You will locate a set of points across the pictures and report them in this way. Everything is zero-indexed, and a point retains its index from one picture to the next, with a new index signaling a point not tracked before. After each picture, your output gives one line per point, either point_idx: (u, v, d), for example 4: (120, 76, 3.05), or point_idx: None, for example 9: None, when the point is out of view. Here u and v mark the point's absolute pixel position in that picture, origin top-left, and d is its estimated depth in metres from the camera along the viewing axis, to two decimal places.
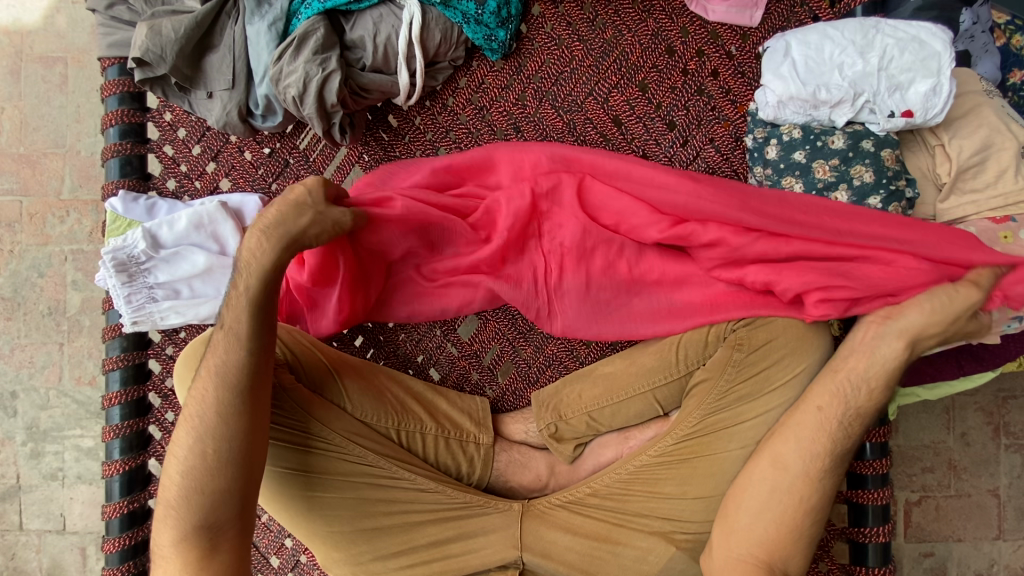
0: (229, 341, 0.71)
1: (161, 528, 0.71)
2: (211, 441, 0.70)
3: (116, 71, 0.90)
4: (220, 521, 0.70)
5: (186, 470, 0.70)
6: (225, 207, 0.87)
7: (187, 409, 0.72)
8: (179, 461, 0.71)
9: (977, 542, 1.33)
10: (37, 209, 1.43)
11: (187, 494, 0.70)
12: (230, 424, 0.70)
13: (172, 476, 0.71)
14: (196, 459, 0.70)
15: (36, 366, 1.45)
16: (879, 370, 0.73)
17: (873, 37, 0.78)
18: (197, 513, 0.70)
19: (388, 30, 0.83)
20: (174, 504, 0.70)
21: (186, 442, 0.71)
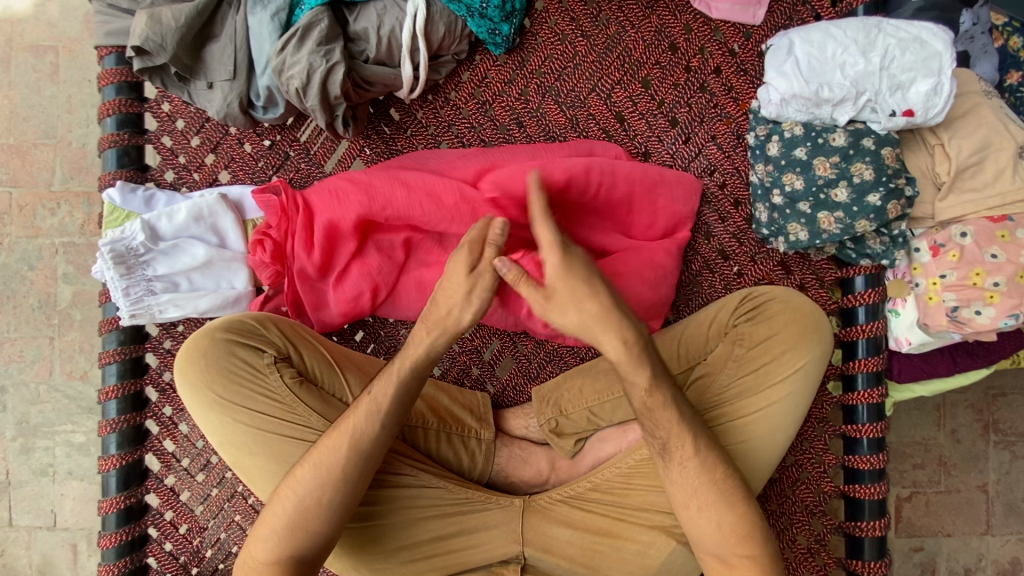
0: (371, 409, 0.73)
1: (254, 548, 0.72)
2: (325, 489, 0.71)
3: (114, 60, 0.89)
4: (306, 556, 0.71)
5: (296, 505, 0.71)
6: (225, 199, 0.87)
7: (315, 453, 0.73)
8: (291, 495, 0.72)
9: (965, 536, 1.36)
10: (27, 201, 1.41)
11: (289, 527, 0.71)
12: (353, 479, 0.72)
13: (277, 505, 0.72)
14: (315, 493, 0.71)
15: (26, 361, 1.43)
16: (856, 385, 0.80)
17: (875, 36, 0.78)
18: (295, 545, 0.71)
19: (392, 22, 0.82)
20: (274, 533, 0.71)
21: (302, 483, 0.71)
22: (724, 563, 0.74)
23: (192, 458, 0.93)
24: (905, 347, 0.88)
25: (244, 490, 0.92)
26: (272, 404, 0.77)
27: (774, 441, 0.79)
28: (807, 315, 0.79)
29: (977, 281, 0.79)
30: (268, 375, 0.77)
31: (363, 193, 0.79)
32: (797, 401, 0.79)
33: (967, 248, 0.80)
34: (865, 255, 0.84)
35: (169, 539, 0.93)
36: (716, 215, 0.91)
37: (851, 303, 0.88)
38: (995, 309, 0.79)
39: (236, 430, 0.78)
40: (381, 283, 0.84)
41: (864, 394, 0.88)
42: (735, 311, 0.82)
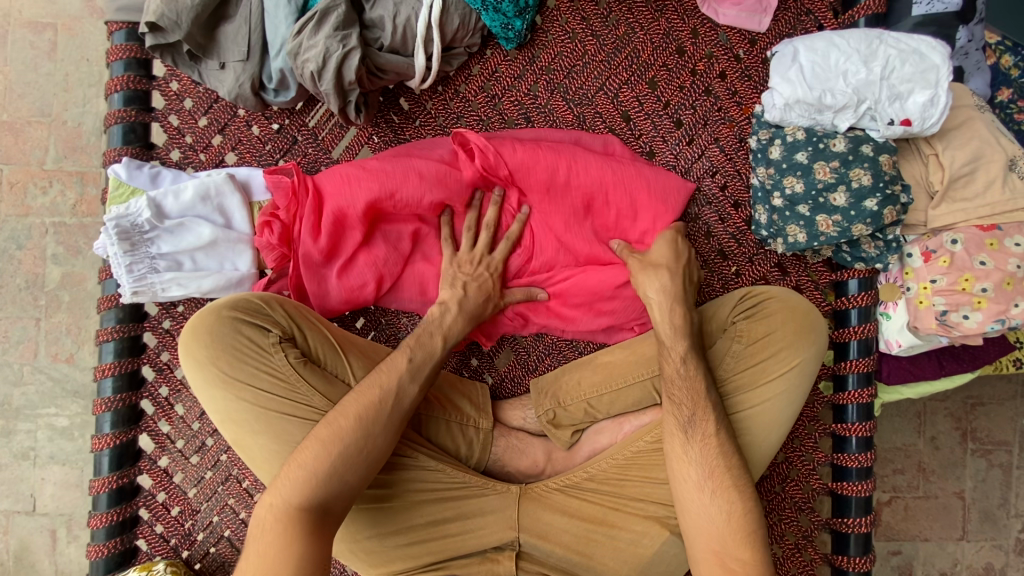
0: (413, 371, 0.77)
1: (277, 491, 0.70)
2: (370, 438, 0.73)
3: (124, 36, 0.89)
4: (335, 505, 0.71)
5: (331, 453, 0.71)
6: (232, 179, 0.87)
7: (351, 401, 0.75)
8: (331, 442, 0.72)
9: (942, 541, 1.39)
10: (18, 178, 1.38)
11: (321, 473, 0.71)
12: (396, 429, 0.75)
13: (307, 452, 0.72)
14: (311, 470, 0.71)
15: (10, 341, 1.40)
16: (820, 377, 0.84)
17: (876, 47, 0.81)
18: (327, 492, 0.70)
19: (407, 11, 0.83)
20: (308, 479, 0.70)
21: (343, 433, 0.72)
22: (723, 563, 0.74)
23: (187, 440, 0.92)
24: (895, 349, 0.91)
25: (238, 474, 0.91)
26: (275, 382, 0.77)
27: (768, 436, 0.81)
28: (804, 314, 0.82)
29: (967, 287, 0.82)
30: (273, 355, 0.77)
31: (379, 173, 0.80)
32: (791, 398, 0.81)
33: (957, 254, 0.83)
34: (859, 259, 0.87)
35: (160, 521, 0.92)
36: (716, 216, 0.93)
37: (844, 305, 0.90)
38: (982, 313, 0.82)
39: (238, 407, 0.77)
40: (386, 274, 0.85)
41: (853, 394, 0.90)
42: (734, 309, 0.84)
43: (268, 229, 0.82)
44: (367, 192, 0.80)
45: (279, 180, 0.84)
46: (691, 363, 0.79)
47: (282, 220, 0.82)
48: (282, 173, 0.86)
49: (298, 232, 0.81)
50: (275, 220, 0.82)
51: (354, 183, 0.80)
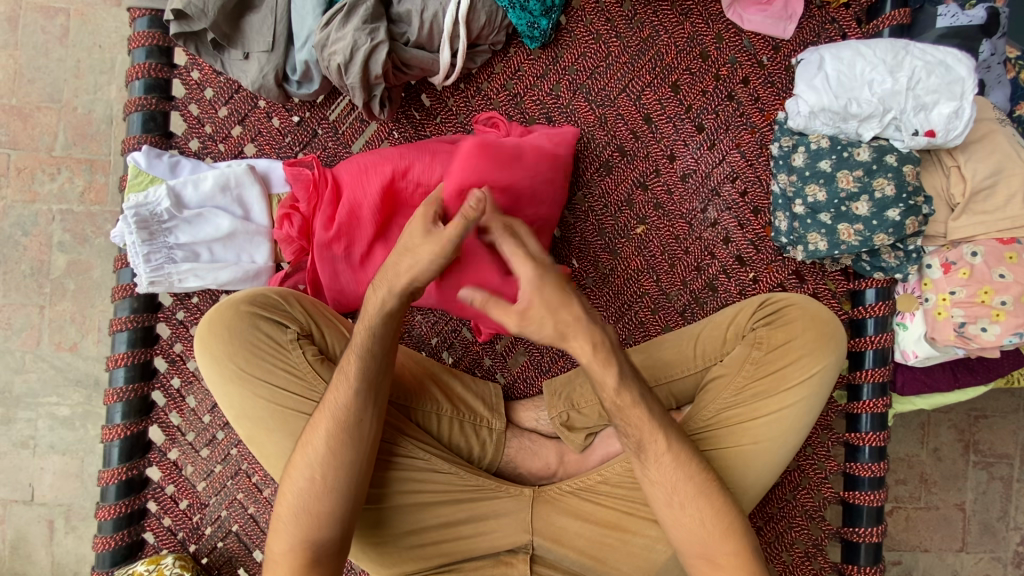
0: (346, 381, 0.72)
1: (276, 536, 0.72)
2: (332, 466, 0.71)
3: (146, 24, 0.88)
4: (324, 539, 0.71)
5: (301, 492, 0.71)
6: (253, 171, 0.86)
7: (306, 437, 0.73)
8: (297, 482, 0.72)
9: (941, 552, 1.40)
10: (26, 164, 1.37)
11: (298, 513, 0.71)
12: (345, 454, 0.71)
13: (286, 495, 0.72)
14: (326, 474, 0.71)
15: (13, 329, 1.38)
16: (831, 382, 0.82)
17: (902, 58, 0.81)
18: (309, 529, 0.71)
19: (435, 7, 0.82)
20: (289, 523, 0.71)
21: (303, 468, 0.72)
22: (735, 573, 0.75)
23: (197, 433, 0.91)
24: (911, 359, 0.91)
25: (248, 468, 0.90)
26: (291, 379, 0.77)
27: (786, 444, 0.81)
28: (823, 322, 0.82)
29: (985, 299, 0.82)
30: (290, 351, 0.77)
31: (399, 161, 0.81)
32: (810, 405, 0.81)
33: (976, 267, 0.83)
34: (878, 269, 0.87)
35: (168, 514, 0.91)
36: (735, 222, 0.93)
37: (861, 314, 0.90)
38: (1001, 326, 0.82)
39: (254, 404, 0.77)
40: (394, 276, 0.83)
41: (868, 403, 0.90)
42: (752, 315, 0.84)
43: (286, 219, 0.82)
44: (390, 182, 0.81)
45: (301, 172, 0.83)
46: (624, 394, 0.72)
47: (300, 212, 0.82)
48: (302, 166, 0.86)
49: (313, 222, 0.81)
50: (295, 212, 0.82)
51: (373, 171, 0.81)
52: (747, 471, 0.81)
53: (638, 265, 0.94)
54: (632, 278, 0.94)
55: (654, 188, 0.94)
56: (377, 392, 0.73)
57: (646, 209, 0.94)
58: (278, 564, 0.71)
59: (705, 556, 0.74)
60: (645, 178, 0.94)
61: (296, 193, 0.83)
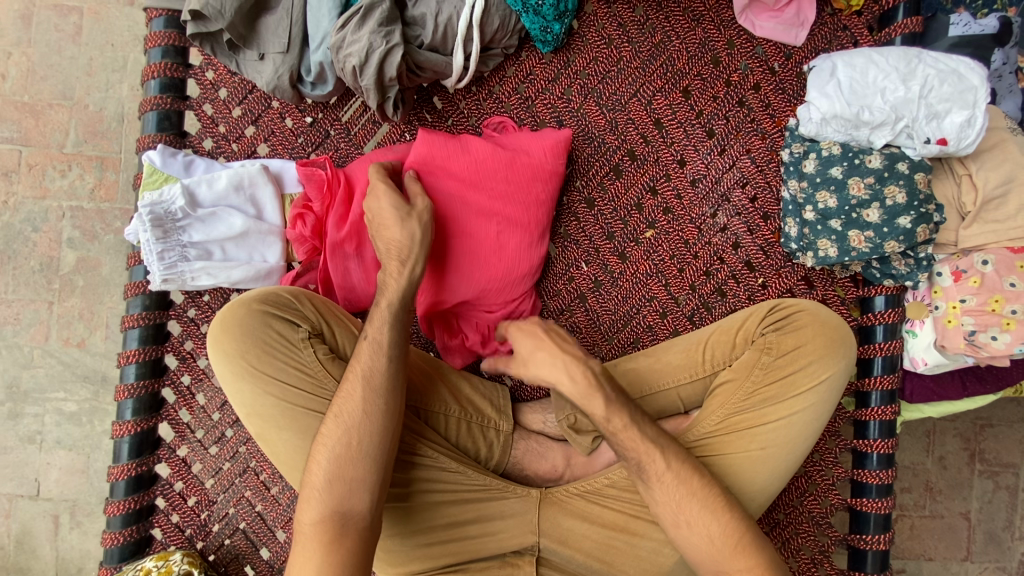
0: (374, 348, 0.75)
1: (305, 508, 0.71)
2: (365, 432, 0.72)
3: (162, 24, 0.89)
4: (354, 509, 0.70)
5: (332, 458, 0.71)
6: (266, 171, 0.87)
7: (337, 405, 0.73)
8: (324, 452, 0.72)
9: (946, 561, 1.39)
10: (37, 160, 1.38)
11: (331, 479, 0.70)
12: (378, 419, 0.72)
13: (316, 466, 0.72)
14: (338, 474, 0.71)
15: (22, 324, 1.39)
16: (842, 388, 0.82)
17: (915, 66, 0.81)
18: (338, 499, 0.70)
19: (449, 11, 0.83)
20: (319, 492, 0.70)
21: (332, 436, 0.72)
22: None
23: (207, 430, 0.91)
24: (921, 367, 0.90)
25: (256, 466, 0.91)
26: (303, 377, 0.77)
27: (795, 450, 0.81)
28: (833, 328, 0.82)
29: (996, 308, 0.82)
30: (302, 350, 0.77)
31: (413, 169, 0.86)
32: (819, 411, 0.81)
33: (987, 275, 0.83)
34: (888, 276, 0.87)
35: (176, 511, 0.91)
36: (745, 226, 0.93)
37: (870, 321, 0.90)
38: (1011, 335, 0.82)
39: (266, 402, 0.77)
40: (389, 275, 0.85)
41: (876, 410, 0.90)
42: (762, 321, 0.84)
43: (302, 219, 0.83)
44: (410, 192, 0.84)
45: (314, 172, 0.84)
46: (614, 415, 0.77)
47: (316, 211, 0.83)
48: (315, 166, 0.86)
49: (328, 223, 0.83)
50: (308, 212, 0.83)
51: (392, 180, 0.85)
52: (757, 476, 0.81)
53: (647, 268, 0.95)
54: (641, 281, 0.95)
55: (663, 192, 0.94)
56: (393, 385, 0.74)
57: (655, 212, 0.94)
58: (308, 537, 0.69)
59: (712, 558, 0.74)
60: (654, 183, 0.94)
61: (309, 193, 0.84)
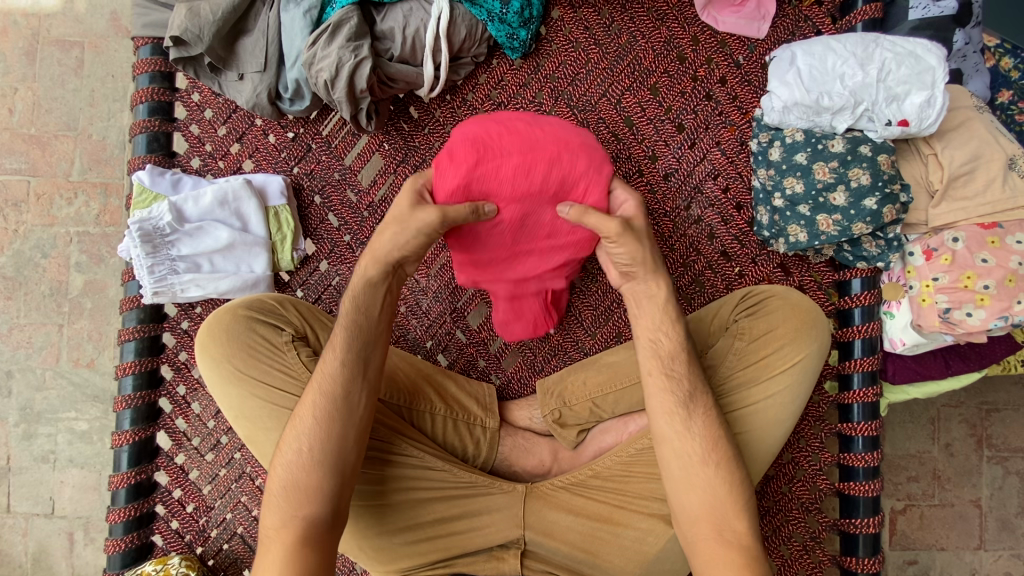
0: (350, 346, 0.76)
1: (270, 502, 0.73)
2: (345, 432, 0.74)
3: (149, 51, 0.94)
4: (315, 520, 0.72)
5: (299, 468, 0.73)
6: (249, 185, 0.91)
7: (301, 410, 0.75)
8: (300, 452, 0.73)
9: (959, 551, 1.36)
10: (44, 189, 1.44)
11: (303, 487, 0.72)
12: (344, 429, 0.74)
13: (277, 472, 0.74)
14: (304, 461, 0.73)
15: (34, 347, 1.44)
16: (811, 373, 0.82)
17: (873, 51, 0.83)
18: (299, 505, 0.72)
19: (416, 23, 0.86)
20: (279, 498, 0.72)
21: (296, 444, 0.74)
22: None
23: (202, 437, 0.94)
24: (900, 348, 0.91)
25: (251, 471, 0.94)
26: (286, 379, 0.80)
27: (772, 432, 0.82)
28: (806, 310, 0.83)
29: (969, 284, 0.83)
30: (286, 353, 0.80)
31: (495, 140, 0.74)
32: (794, 393, 0.82)
33: (958, 252, 0.84)
34: (860, 258, 0.88)
35: (175, 518, 0.94)
36: (718, 217, 0.95)
37: (848, 304, 0.91)
38: (986, 311, 0.82)
39: (250, 403, 0.80)
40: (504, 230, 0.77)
41: (858, 393, 0.90)
42: (735, 307, 0.86)
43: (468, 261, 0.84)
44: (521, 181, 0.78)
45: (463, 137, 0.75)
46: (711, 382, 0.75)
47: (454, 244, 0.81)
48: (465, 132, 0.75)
49: (480, 240, 0.79)
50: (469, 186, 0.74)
51: (470, 156, 0.74)
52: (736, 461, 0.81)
53: None
54: None
55: (638, 187, 0.96)
56: (366, 366, 0.76)
57: None
58: (271, 541, 0.71)
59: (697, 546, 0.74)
60: (628, 179, 0.96)
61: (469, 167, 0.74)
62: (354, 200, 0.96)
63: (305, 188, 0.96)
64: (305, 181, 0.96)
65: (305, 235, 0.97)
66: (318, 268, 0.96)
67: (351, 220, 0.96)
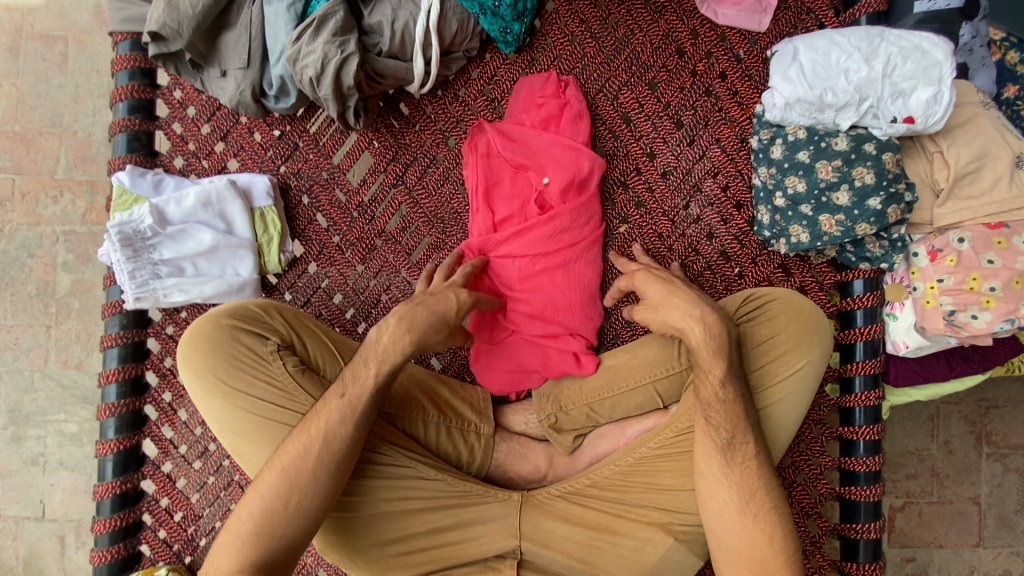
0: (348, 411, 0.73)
1: (231, 540, 0.72)
2: (319, 488, 0.72)
3: (128, 46, 0.91)
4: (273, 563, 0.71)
5: (264, 508, 0.71)
6: (233, 186, 0.88)
7: (284, 454, 0.73)
8: (268, 495, 0.71)
9: (957, 548, 1.36)
10: (29, 188, 1.41)
11: (263, 530, 0.71)
12: (324, 483, 0.72)
13: (265, 481, 0.72)
14: (266, 505, 0.71)
15: (21, 349, 1.42)
16: (806, 392, 0.80)
17: (878, 45, 0.80)
18: (261, 548, 0.71)
19: (406, 17, 0.83)
20: (260, 511, 0.71)
21: (291, 463, 0.72)
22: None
23: (189, 445, 0.92)
24: (903, 350, 0.89)
25: (240, 479, 0.91)
26: (273, 391, 0.77)
27: (773, 441, 0.81)
28: (809, 315, 0.81)
29: (975, 286, 0.81)
30: (271, 363, 0.78)
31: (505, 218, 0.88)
32: (793, 402, 0.80)
33: (964, 253, 0.81)
34: (863, 259, 0.86)
35: (163, 527, 0.92)
36: (718, 217, 0.92)
37: (850, 306, 0.89)
38: (991, 313, 0.81)
39: (237, 416, 0.78)
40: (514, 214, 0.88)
41: (860, 396, 0.88)
42: (736, 311, 0.83)
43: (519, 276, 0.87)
44: (517, 188, 0.89)
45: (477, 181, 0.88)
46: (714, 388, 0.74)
47: (482, 342, 0.91)
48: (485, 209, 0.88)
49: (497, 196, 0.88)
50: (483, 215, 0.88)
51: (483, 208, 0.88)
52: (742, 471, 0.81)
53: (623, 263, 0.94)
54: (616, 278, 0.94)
55: (635, 186, 0.93)
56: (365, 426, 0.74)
57: (628, 207, 0.93)
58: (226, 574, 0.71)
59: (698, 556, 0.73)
60: (626, 177, 0.93)
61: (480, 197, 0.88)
62: (343, 200, 0.93)
63: (293, 189, 0.93)
64: (292, 181, 0.93)
65: (292, 236, 0.94)
66: (307, 271, 0.94)
67: (340, 220, 0.93)
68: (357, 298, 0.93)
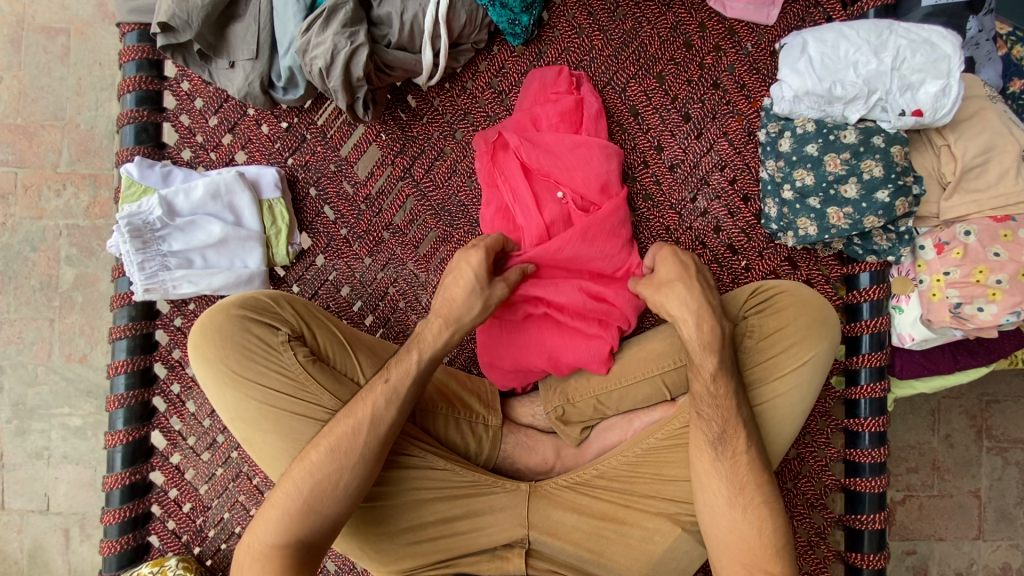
0: (389, 395, 0.75)
1: (263, 522, 0.72)
2: (359, 469, 0.72)
3: (135, 38, 0.91)
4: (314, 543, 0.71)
5: (304, 490, 0.71)
6: (242, 177, 0.88)
7: (321, 439, 0.73)
8: (306, 479, 0.72)
9: (957, 541, 1.37)
10: (32, 181, 1.40)
11: (301, 512, 0.71)
12: (366, 464, 0.73)
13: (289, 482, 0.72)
14: (306, 489, 0.71)
15: (25, 342, 1.42)
16: (818, 379, 0.81)
17: (887, 38, 0.80)
18: (300, 528, 0.71)
19: (415, 8, 0.83)
20: (282, 518, 0.71)
21: (313, 467, 0.72)
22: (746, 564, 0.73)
23: (198, 437, 0.92)
24: (908, 343, 0.90)
25: (249, 471, 0.92)
26: (284, 381, 0.78)
27: (782, 431, 0.81)
28: (815, 307, 0.81)
29: (981, 278, 0.81)
30: (282, 353, 0.78)
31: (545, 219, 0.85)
32: (802, 393, 0.81)
33: (970, 246, 0.82)
34: (870, 252, 0.86)
35: (171, 518, 0.93)
36: (725, 210, 0.93)
37: (856, 299, 0.89)
38: (997, 305, 0.81)
39: (248, 405, 0.78)
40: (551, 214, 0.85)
41: (866, 388, 0.89)
42: (746, 303, 0.82)
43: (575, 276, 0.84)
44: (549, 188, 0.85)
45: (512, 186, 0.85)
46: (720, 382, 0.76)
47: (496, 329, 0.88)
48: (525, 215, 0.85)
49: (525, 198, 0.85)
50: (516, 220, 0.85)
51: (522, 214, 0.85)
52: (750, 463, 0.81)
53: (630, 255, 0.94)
54: None
55: (643, 179, 0.93)
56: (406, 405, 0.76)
57: (635, 200, 0.94)
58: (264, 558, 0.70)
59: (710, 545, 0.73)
60: (633, 170, 0.93)
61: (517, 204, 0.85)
62: (350, 192, 0.93)
63: (301, 181, 0.93)
64: (299, 173, 0.93)
65: (300, 229, 0.94)
66: (314, 263, 0.94)
67: (347, 213, 0.93)
68: (365, 291, 0.93)
